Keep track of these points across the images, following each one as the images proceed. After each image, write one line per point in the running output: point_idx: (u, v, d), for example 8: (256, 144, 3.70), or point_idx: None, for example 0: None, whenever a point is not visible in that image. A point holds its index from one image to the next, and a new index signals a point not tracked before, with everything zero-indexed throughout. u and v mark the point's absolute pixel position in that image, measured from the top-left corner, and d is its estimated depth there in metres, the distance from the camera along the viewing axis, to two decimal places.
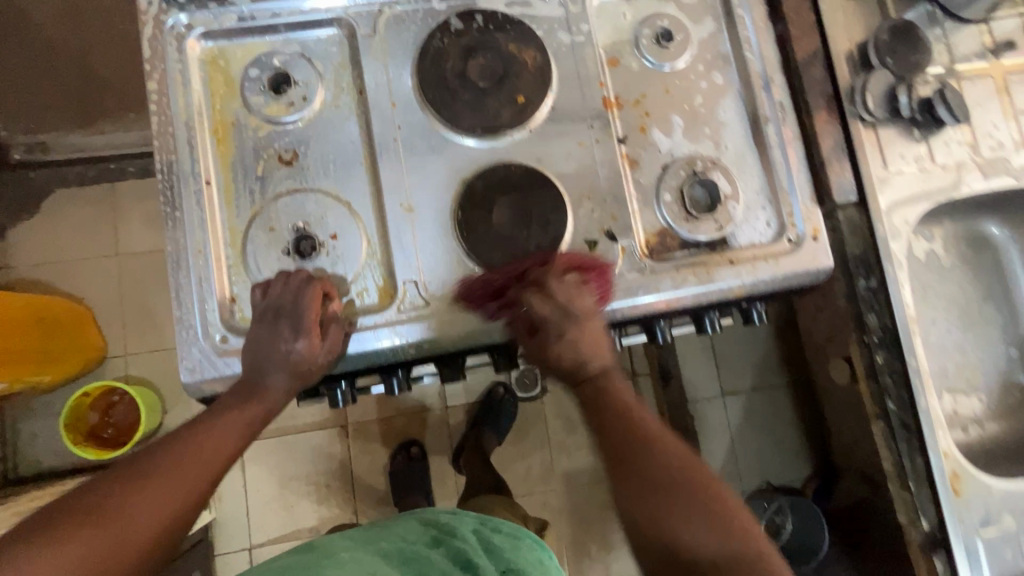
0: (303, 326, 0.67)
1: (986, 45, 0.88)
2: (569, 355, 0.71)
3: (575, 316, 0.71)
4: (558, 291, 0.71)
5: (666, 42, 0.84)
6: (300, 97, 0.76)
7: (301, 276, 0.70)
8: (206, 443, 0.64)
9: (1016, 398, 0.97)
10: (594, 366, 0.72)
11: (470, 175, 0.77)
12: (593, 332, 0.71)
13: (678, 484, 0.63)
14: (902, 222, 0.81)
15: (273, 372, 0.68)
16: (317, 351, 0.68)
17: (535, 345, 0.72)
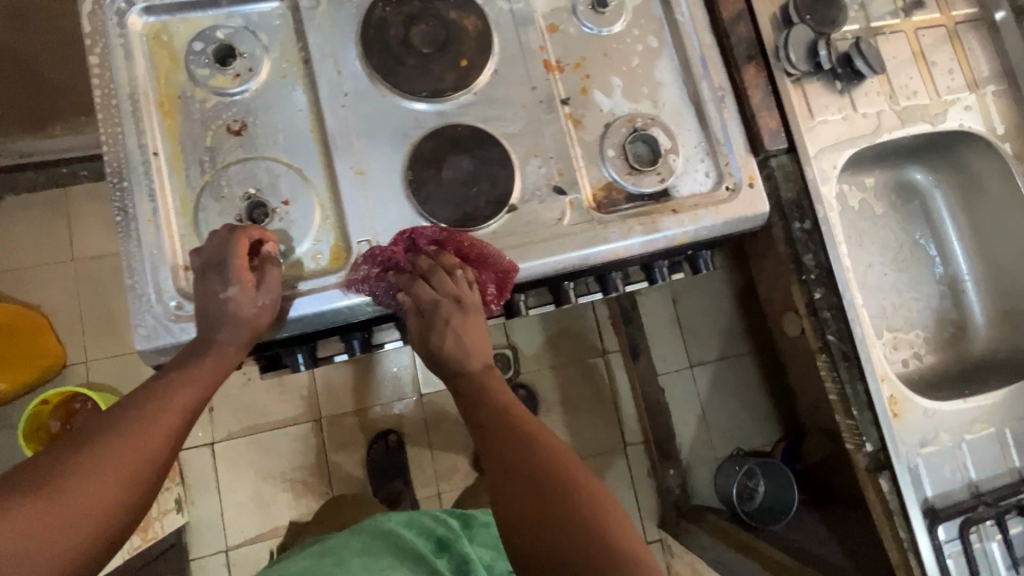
0: (232, 274, 0.68)
1: (897, 4, 0.95)
2: (453, 342, 0.69)
3: (467, 308, 0.71)
4: (447, 283, 0.72)
5: (602, 8, 0.88)
6: (246, 68, 0.78)
7: (223, 229, 0.70)
8: (160, 404, 0.61)
9: (950, 333, 1.03)
10: (473, 361, 0.69)
11: (418, 137, 0.79)
12: (473, 324, 0.71)
13: (568, 505, 0.54)
14: (830, 166, 0.87)
15: (221, 325, 0.68)
16: (254, 295, 0.69)
17: (417, 336, 0.71)
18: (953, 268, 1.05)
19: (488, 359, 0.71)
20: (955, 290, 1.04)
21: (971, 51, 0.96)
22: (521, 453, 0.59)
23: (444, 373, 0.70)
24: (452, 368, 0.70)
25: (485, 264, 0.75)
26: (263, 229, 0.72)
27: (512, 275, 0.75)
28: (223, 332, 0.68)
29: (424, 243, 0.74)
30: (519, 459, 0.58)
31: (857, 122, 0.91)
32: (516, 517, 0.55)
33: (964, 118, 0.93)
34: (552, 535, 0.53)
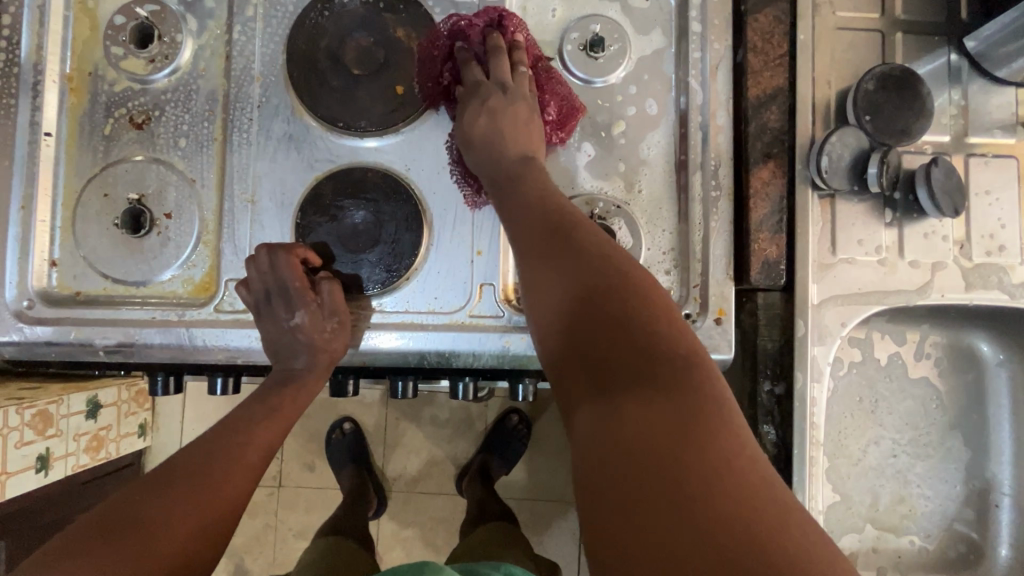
0: (296, 302, 0.64)
1: (1018, 119, 0.69)
2: (486, 126, 0.63)
3: (513, 95, 0.64)
4: (502, 70, 0.65)
5: (596, 52, 0.69)
6: (161, 54, 0.69)
7: (265, 253, 0.64)
8: (238, 443, 0.64)
9: (957, 553, 0.80)
10: (512, 151, 0.61)
11: (324, 174, 0.67)
12: (516, 112, 0.63)
13: (623, 321, 0.43)
14: (835, 323, 0.66)
15: (294, 354, 0.66)
16: (320, 317, 0.65)
17: (456, 130, 0.65)
18: (991, 473, 0.80)
19: (526, 151, 0.62)
20: (985, 501, 0.80)
21: None
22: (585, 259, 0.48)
23: (493, 181, 0.61)
24: (498, 169, 0.61)
25: (559, 95, 0.68)
26: (311, 248, 0.66)
27: (578, 113, 0.68)
28: (300, 361, 0.67)
29: (477, 28, 0.66)
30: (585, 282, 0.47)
31: (903, 269, 0.67)
32: (572, 376, 0.44)
33: None
34: (604, 354, 0.42)
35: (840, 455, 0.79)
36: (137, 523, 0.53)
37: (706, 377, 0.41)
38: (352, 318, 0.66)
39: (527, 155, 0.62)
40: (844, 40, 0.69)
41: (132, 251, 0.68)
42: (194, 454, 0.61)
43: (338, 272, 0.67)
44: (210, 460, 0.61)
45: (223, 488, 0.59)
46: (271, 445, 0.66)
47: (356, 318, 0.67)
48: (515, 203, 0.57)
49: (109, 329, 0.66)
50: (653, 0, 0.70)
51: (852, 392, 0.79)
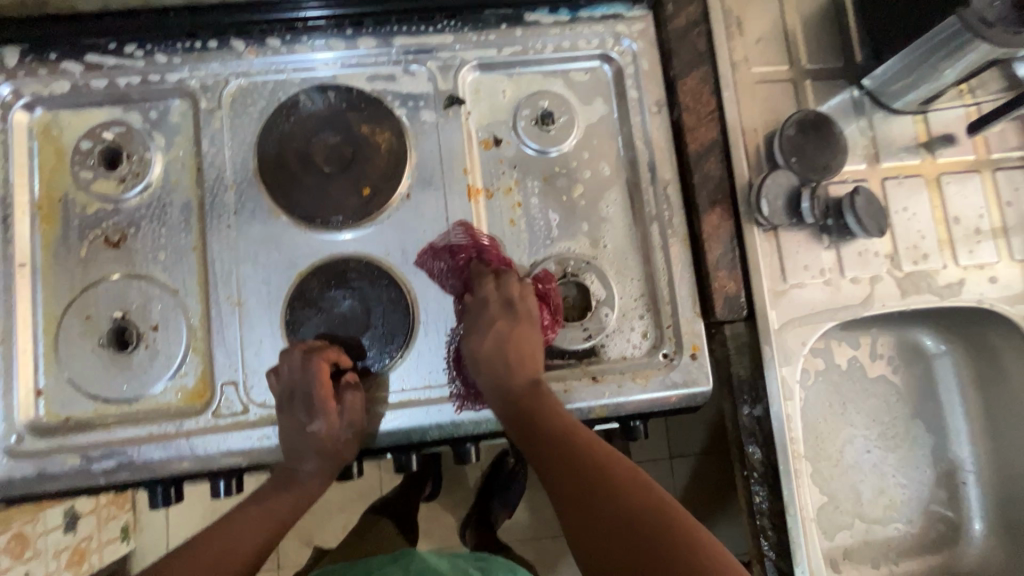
0: (319, 409, 0.65)
1: (919, 141, 0.79)
2: (491, 345, 0.67)
3: (519, 315, 0.68)
4: (512, 287, 0.69)
5: (547, 125, 0.75)
6: (132, 172, 0.71)
7: (298, 355, 0.66)
8: (227, 549, 0.64)
9: (938, 533, 0.86)
10: (515, 376, 0.66)
11: (307, 268, 0.70)
12: (523, 336, 0.67)
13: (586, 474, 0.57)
14: (796, 343, 0.73)
15: (305, 457, 0.67)
16: (337, 427, 0.66)
17: (462, 341, 0.68)
18: (954, 454, 0.88)
19: (529, 378, 0.66)
20: (953, 480, 0.87)
21: (1010, 204, 0.78)
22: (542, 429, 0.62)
23: (503, 413, 0.65)
24: (504, 395, 0.65)
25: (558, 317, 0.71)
26: (341, 350, 0.68)
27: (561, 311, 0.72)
28: (308, 463, 0.67)
29: (494, 260, 0.71)
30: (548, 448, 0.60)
31: (847, 286, 0.74)
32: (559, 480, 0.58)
33: (986, 294, 0.76)
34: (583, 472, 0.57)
35: (821, 458, 0.85)
36: None
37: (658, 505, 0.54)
38: (364, 418, 0.67)
39: (535, 379, 0.66)
40: (763, 89, 0.77)
41: (121, 369, 0.68)
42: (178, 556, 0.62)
43: (359, 380, 0.68)
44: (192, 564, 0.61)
45: None
46: (259, 552, 0.66)
47: (366, 414, 0.68)
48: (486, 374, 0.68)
49: (106, 452, 0.66)
50: (592, 72, 0.77)
51: (820, 398, 0.86)
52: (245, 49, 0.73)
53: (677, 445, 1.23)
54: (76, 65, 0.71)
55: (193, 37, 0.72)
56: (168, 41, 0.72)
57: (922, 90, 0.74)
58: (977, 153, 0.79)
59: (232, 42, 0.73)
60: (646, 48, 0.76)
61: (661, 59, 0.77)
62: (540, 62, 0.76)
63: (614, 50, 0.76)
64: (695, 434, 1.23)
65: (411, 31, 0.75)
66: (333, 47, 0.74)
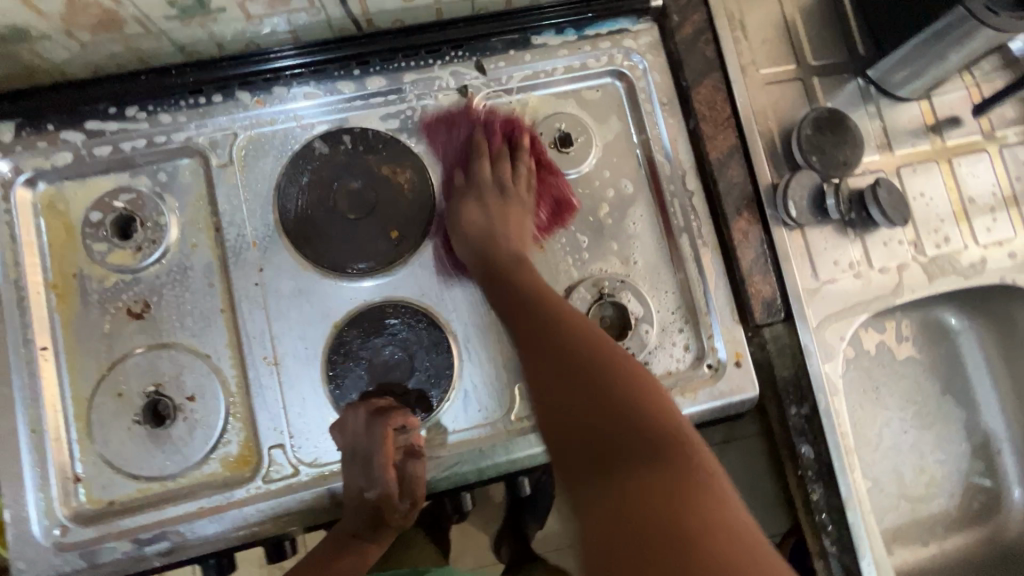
0: (377, 476, 0.63)
1: (927, 127, 0.80)
2: (478, 224, 0.68)
3: (509, 200, 0.70)
4: (504, 170, 0.72)
5: (566, 147, 0.74)
6: (148, 239, 0.68)
7: (363, 415, 0.63)
8: None
9: (980, 504, 0.88)
10: (506, 259, 0.66)
11: (343, 319, 0.68)
12: (509, 209, 0.69)
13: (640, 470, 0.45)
14: (835, 339, 0.74)
15: (361, 518, 0.66)
16: (394, 495, 0.64)
17: (449, 212, 0.70)
18: (987, 425, 0.89)
19: (518, 247, 0.68)
20: (988, 451, 0.89)
21: (1020, 179, 0.80)
22: (589, 377, 0.51)
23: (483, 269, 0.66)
24: (493, 269, 0.65)
25: (553, 173, 0.74)
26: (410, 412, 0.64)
27: (571, 205, 0.74)
28: (364, 524, 0.66)
29: (494, 133, 0.74)
30: (587, 402, 0.49)
31: (876, 277, 0.75)
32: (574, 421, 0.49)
33: (1007, 270, 0.78)
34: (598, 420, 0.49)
35: (861, 444, 0.86)
36: None
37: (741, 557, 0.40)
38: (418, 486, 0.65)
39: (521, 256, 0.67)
40: (773, 89, 0.78)
41: (161, 445, 0.66)
42: None
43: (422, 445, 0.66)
44: None
45: None
46: None
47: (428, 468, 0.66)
48: (515, 294, 0.62)
49: (157, 534, 0.63)
50: (604, 90, 0.77)
51: (854, 386, 0.88)
52: (251, 100, 0.71)
53: None
54: (76, 134, 0.68)
55: (196, 93, 0.70)
56: (170, 100, 0.70)
57: (928, 78, 0.75)
58: (983, 133, 0.81)
59: (236, 94, 0.70)
60: (654, 61, 0.76)
61: (670, 70, 0.77)
62: (551, 85, 0.76)
63: (624, 66, 0.76)
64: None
65: (419, 65, 0.73)
66: (341, 89, 0.72)
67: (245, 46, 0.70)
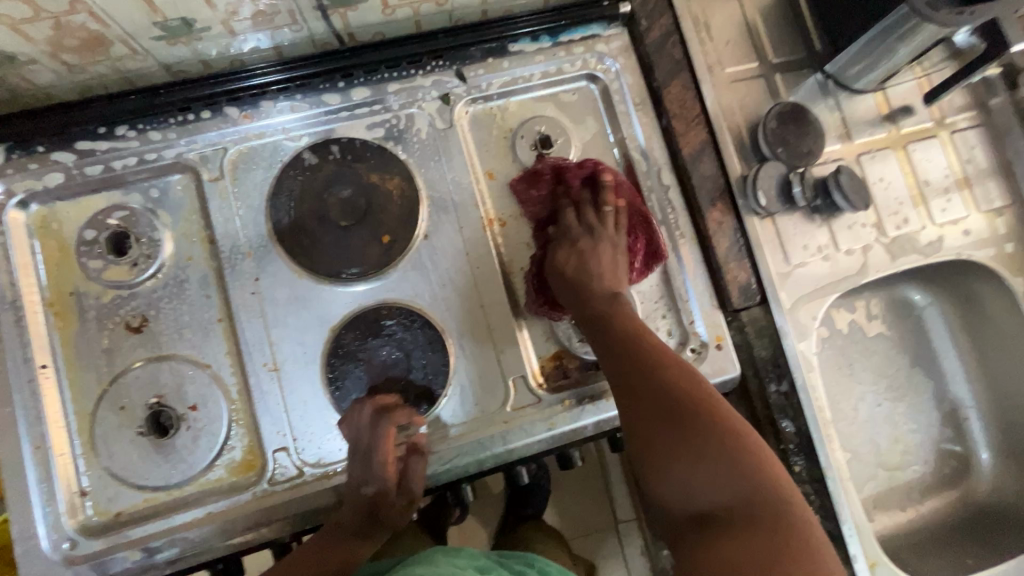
0: (377, 472, 0.65)
1: (883, 116, 0.85)
2: (574, 266, 0.70)
3: (598, 243, 0.71)
4: (590, 216, 0.73)
5: (546, 149, 0.78)
6: (144, 254, 0.70)
7: (368, 412, 0.66)
8: None
9: (952, 469, 0.93)
10: (597, 297, 0.68)
11: (340, 323, 0.70)
12: (601, 251, 0.71)
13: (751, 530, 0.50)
14: (808, 318, 0.78)
15: (355, 513, 0.65)
16: (392, 490, 0.66)
17: (551, 261, 0.72)
18: (954, 394, 0.95)
19: (613, 289, 0.69)
20: (957, 419, 0.94)
21: (969, 161, 0.86)
22: (700, 439, 0.54)
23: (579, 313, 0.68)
24: (590, 318, 0.67)
25: (646, 226, 0.75)
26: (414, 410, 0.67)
27: (659, 233, 0.76)
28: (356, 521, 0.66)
29: (573, 179, 0.76)
30: (695, 462, 0.54)
31: (842, 259, 0.80)
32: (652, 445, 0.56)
33: (963, 246, 0.84)
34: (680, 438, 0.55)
35: (838, 418, 0.91)
36: None
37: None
38: (416, 481, 0.68)
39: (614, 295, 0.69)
40: (738, 86, 0.82)
41: (165, 454, 0.67)
42: None
43: (424, 444, 0.69)
44: None
45: None
46: None
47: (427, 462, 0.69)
48: (607, 345, 0.64)
49: (167, 541, 0.65)
50: (580, 93, 0.80)
51: (828, 363, 0.92)
52: (239, 114, 0.72)
53: None
54: (67, 154, 0.69)
55: (184, 110, 0.72)
56: (159, 118, 0.71)
57: (880, 70, 0.80)
58: (934, 120, 0.86)
59: (225, 109, 0.72)
60: (626, 63, 0.80)
61: (641, 72, 0.81)
62: (529, 89, 0.79)
63: (597, 69, 0.80)
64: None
65: (402, 75, 0.76)
66: (327, 101, 0.74)
67: (231, 63, 0.72)
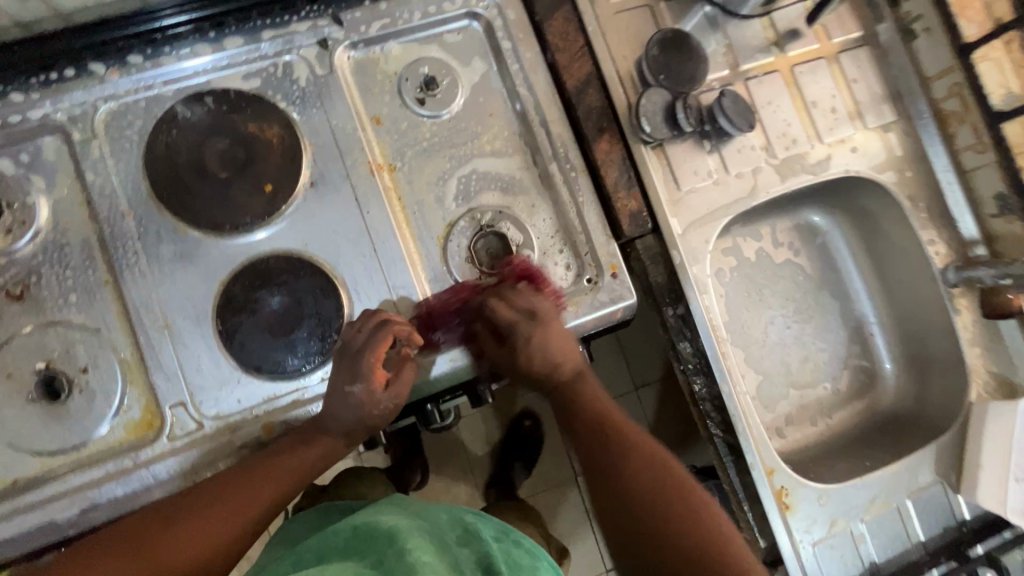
0: (364, 373, 0.65)
1: (770, 41, 0.86)
2: (541, 357, 0.70)
3: (536, 325, 0.71)
4: (501, 306, 0.71)
5: (432, 90, 0.77)
6: (17, 220, 0.68)
7: (370, 320, 0.67)
8: (252, 488, 0.63)
9: (861, 382, 0.97)
10: (568, 369, 0.71)
11: (228, 276, 0.70)
12: (555, 333, 0.71)
13: (642, 481, 0.62)
14: (700, 242, 0.81)
15: (337, 418, 0.66)
16: (379, 394, 0.66)
17: (512, 368, 0.72)
18: (859, 311, 0.99)
19: (574, 362, 0.72)
20: (862, 334, 0.98)
21: (856, 81, 0.88)
22: (602, 433, 0.66)
23: (556, 398, 0.72)
24: (566, 399, 0.71)
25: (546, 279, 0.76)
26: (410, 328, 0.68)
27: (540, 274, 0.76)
28: (336, 424, 0.67)
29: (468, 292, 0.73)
30: (605, 455, 0.65)
31: (733, 181, 0.82)
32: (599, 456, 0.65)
33: (851, 163, 0.86)
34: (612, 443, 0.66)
35: (749, 343, 0.94)
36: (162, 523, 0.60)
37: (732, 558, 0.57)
38: (395, 396, 0.67)
39: (574, 365, 0.72)
40: (622, 18, 0.82)
41: (60, 418, 0.67)
42: (226, 473, 0.64)
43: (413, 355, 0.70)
44: (225, 489, 0.63)
45: (227, 518, 0.62)
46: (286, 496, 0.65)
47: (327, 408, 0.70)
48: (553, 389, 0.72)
49: (66, 501, 0.65)
50: (464, 32, 0.80)
51: (738, 291, 0.95)
52: (105, 70, 0.70)
53: (639, 376, 1.40)
54: None
55: (47, 69, 0.70)
56: (21, 78, 0.69)
57: None
58: (820, 41, 0.88)
59: (90, 66, 0.70)
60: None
61: (523, 6, 0.80)
62: (410, 31, 0.78)
63: (478, 6, 0.79)
64: (651, 362, 1.40)
65: (275, 22, 0.74)
66: (198, 52, 0.72)
67: (92, 18, 0.70)
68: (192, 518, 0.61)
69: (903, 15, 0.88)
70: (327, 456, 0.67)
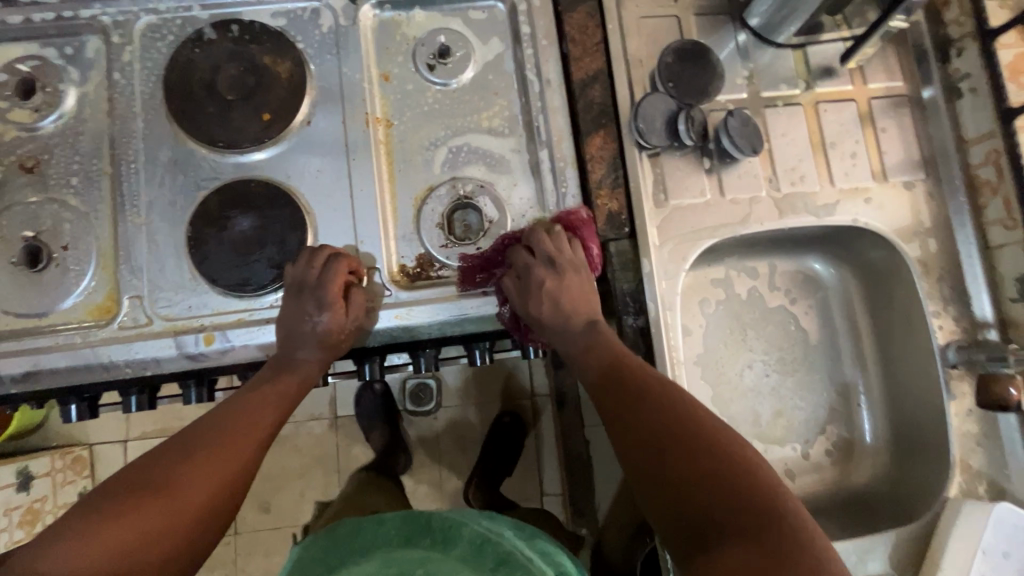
0: (326, 303, 0.69)
1: (798, 74, 0.83)
2: (556, 303, 0.73)
3: (561, 270, 0.73)
4: (545, 244, 0.73)
5: (443, 59, 0.79)
6: (45, 102, 0.75)
7: (321, 256, 0.71)
8: (247, 421, 0.65)
9: (836, 452, 0.89)
10: (579, 321, 0.72)
11: (211, 190, 0.74)
12: (573, 284, 0.73)
13: (655, 421, 0.59)
14: (677, 260, 0.78)
15: (302, 345, 0.71)
16: (343, 319, 0.72)
17: (529, 313, 0.73)
18: (851, 378, 0.91)
19: (585, 315, 0.73)
20: (849, 402, 0.90)
21: (885, 131, 0.83)
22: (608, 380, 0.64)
23: (568, 347, 0.72)
24: (579, 346, 0.71)
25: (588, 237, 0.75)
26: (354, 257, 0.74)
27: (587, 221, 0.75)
28: (302, 351, 0.71)
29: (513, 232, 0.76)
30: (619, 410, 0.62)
31: (725, 206, 0.79)
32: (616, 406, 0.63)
33: (862, 214, 0.81)
34: (623, 385, 0.64)
35: (721, 383, 0.89)
36: (154, 480, 0.57)
37: (823, 545, 0.50)
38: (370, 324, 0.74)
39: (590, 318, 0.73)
40: (647, 26, 0.82)
41: (32, 285, 0.72)
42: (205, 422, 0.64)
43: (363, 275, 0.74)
44: (215, 430, 0.63)
45: (228, 450, 0.62)
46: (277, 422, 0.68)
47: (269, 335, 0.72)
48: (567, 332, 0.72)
49: (15, 360, 0.70)
50: (487, 11, 0.81)
51: (721, 326, 0.90)
52: None
53: None
54: None
55: None
56: None
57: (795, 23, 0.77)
58: (854, 84, 0.83)
59: None
60: None
61: None
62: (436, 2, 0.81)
63: None
64: None
65: None
66: None
67: None
68: (184, 464, 0.59)
69: (952, 72, 0.82)
70: (308, 382, 0.72)
